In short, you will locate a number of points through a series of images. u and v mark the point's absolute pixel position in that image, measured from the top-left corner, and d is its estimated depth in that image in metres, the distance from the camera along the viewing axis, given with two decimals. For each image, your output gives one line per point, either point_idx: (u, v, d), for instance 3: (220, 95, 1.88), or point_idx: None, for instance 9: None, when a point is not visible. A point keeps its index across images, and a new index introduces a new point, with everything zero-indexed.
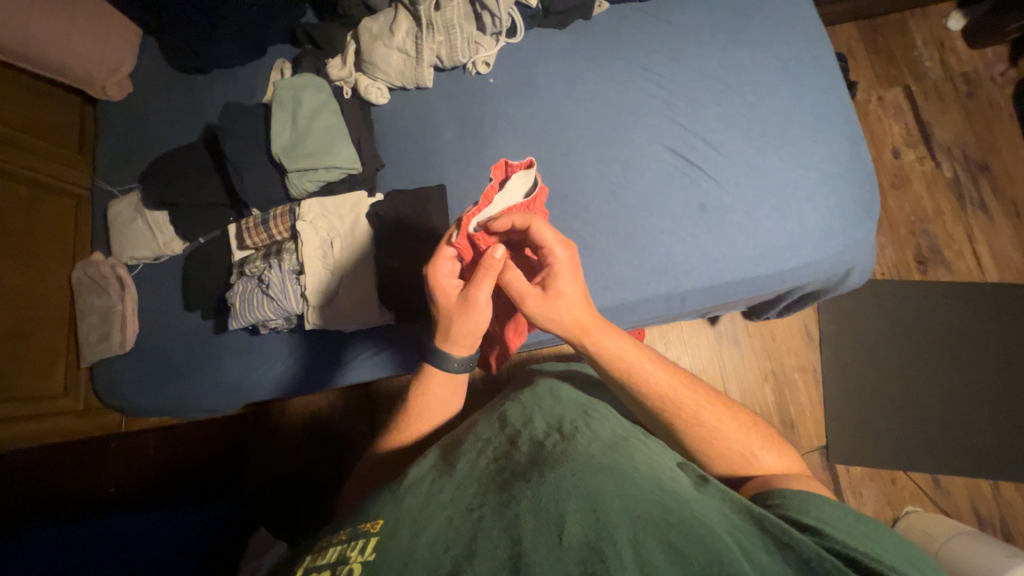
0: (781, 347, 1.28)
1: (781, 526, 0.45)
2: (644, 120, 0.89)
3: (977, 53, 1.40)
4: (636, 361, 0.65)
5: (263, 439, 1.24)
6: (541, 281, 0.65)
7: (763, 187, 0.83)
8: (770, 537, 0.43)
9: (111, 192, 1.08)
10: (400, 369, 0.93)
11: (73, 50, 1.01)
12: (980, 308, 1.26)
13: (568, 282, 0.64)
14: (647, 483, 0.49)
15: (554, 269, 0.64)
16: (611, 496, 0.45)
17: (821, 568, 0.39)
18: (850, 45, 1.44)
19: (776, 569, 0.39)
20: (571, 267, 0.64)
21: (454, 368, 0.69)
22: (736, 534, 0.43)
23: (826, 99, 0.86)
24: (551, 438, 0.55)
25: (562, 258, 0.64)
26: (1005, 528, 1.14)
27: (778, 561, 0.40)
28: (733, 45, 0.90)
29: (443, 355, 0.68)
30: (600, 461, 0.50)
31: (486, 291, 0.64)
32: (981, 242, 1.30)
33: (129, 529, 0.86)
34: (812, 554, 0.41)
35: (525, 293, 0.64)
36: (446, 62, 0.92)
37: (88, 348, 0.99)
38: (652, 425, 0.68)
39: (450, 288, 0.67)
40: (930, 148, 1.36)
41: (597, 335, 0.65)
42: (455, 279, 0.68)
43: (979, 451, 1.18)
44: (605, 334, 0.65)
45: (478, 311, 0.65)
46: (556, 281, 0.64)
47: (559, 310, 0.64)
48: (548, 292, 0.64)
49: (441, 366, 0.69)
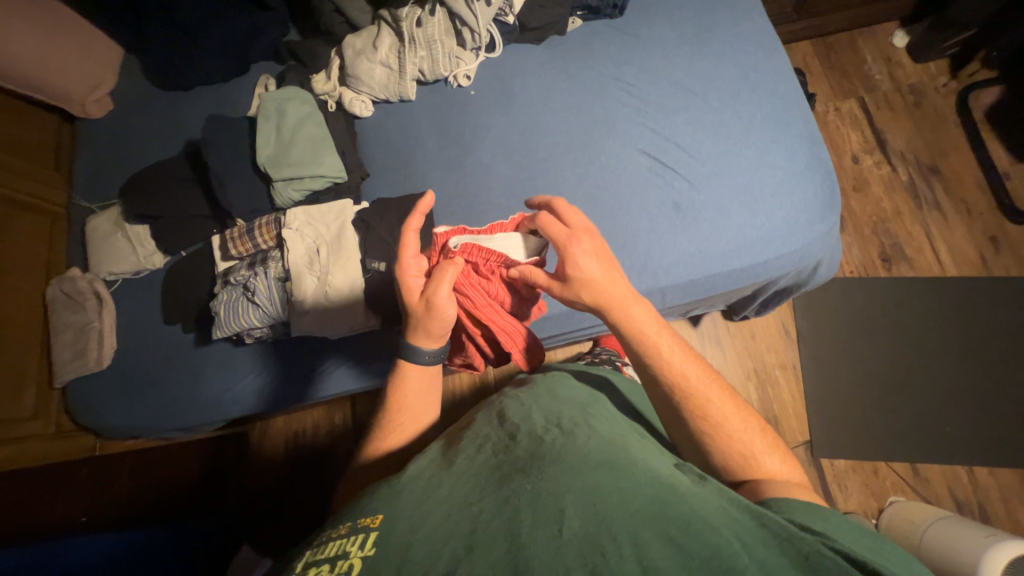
0: (760, 345, 1.32)
1: (783, 523, 0.44)
2: (619, 127, 0.93)
3: (921, 66, 1.52)
4: (670, 348, 0.63)
5: (242, 459, 1.22)
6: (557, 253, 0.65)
7: (732, 186, 0.87)
8: (770, 530, 0.44)
9: (89, 208, 1.07)
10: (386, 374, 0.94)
11: (53, 68, 1.01)
12: (944, 301, 1.33)
13: (583, 265, 0.62)
14: (647, 477, 0.49)
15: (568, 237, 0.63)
16: (610, 491, 0.46)
17: (821, 564, 0.39)
18: (807, 61, 1.55)
19: (774, 561, 0.41)
20: (587, 236, 0.64)
21: (426, 360, 0.71)
22: (735, 526, 0.44)
23: (786, 104, 0.92)
24: (551, 434, 0.55)
25: (575, 228, 0.64)
26: (982, 512, 1.18)
27: (776, 554, 0.41)
28: (698, 58, 0.96)
29: (414, 348, 0.70)
30: (599, 456, 0.50)
31: (445, 290, 0.65)
32: (938, 239, 1.38)
33: (100, 550, 0.82)
34: (812, 550, 0.41)
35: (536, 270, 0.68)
36: (428, 76, 0.97)
37: (62, 366, 0.96)
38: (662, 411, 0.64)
39: (415, 287, 0.68)
40: (886, 153, 1.45)
41: (625, 312, 0.63)
42: (421, 278, 0.69)
43: (953, 438, 1.23)
44: (641, 311, 0.64)
45: (440, 307, 0.66)
46: (567, 268, 0.62)
47: (579, 292, 0.63)
48: (565, 280, 0.63)
49: (412, 359, 0.70)
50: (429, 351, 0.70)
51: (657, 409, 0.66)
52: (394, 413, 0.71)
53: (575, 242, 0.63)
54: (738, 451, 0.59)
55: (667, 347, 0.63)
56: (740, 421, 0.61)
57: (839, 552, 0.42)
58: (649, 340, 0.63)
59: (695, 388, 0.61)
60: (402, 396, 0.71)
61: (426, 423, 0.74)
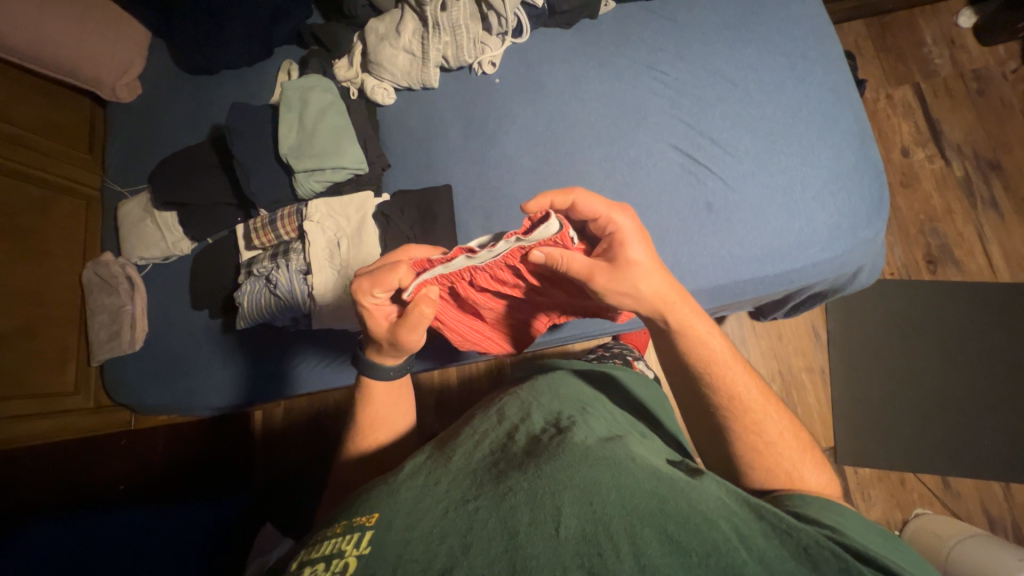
0: (788, 347, 1.27)
1: (780, 514, 0.44)
2: (649, 119, 0.88)
3: (988, 49, 1.38)
4: (720, 349, 0.62)
5: (267, 440, 1.25)
6: (607, 251, 0.63)
7: (770, 185, 0.82)
8: (768, 523, 0.43)
9: (121, 192, 1.10)
10: None
11: (85, 53, 1.02)
12: (991, 308, 1.25)
13: (633, 257, 0.61)
14: (645, 472, 0.47)
15: (620, 237, 0.62)
16: (608, 486, 0.45)
17: (820, 557, 0.40)
18: (858, 43, 1.43)
19: (774, 558, 0.41)
20: (635, 233, 0.62)
21: (390, 376, 0.72)
22: (733, 519, 0.43)
23: (834, 96, 0.85)
24: (548, 431, 0.54)
25: (624, 225, 0.62)
26: (1015, 530, 1.13)
27: (775, 546, 0.42)
28: (740, 44, 0.89)
29: (377, 365, 0.71)
30: (597, 451, 0.49)
31: (413, 335, 0.65)
32: (991, 240, 1.28)
33: (129, 523, 0.86)
34: (810, 540, 0.41)
35: (595, 268, 0.61)
36: (452, 63, 0.93)
37: (98, 346, 1.00)
38: (698, 425, 0.64)
39: (378, 314, 0.66)
40: (940, 146, 1.34)
41: (678, 310, 0.63)
42: (384, 306, 0.66)
43: (990, 452, 1.17)
44: (690, 313, 0.63)
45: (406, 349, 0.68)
46: (621, 250, 0.61)
47: (637, 280, 0.61)
48: (616, 262, 0.61)
49: (378, 375, 0.72)
50: (393, 366, 0.72)
51: (693, 423, 0.65)
52: (377, 409, 0.73)
53: (627, 215, 0.63)
54: (779, 467, 0.58)
55: (716, 348, 0.62)
56: (796, 441, 0.59)
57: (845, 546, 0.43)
58: (698, 345, 0.62)
59: (748, 407, 0.60)
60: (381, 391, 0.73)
61: (407, 422, 0.75)
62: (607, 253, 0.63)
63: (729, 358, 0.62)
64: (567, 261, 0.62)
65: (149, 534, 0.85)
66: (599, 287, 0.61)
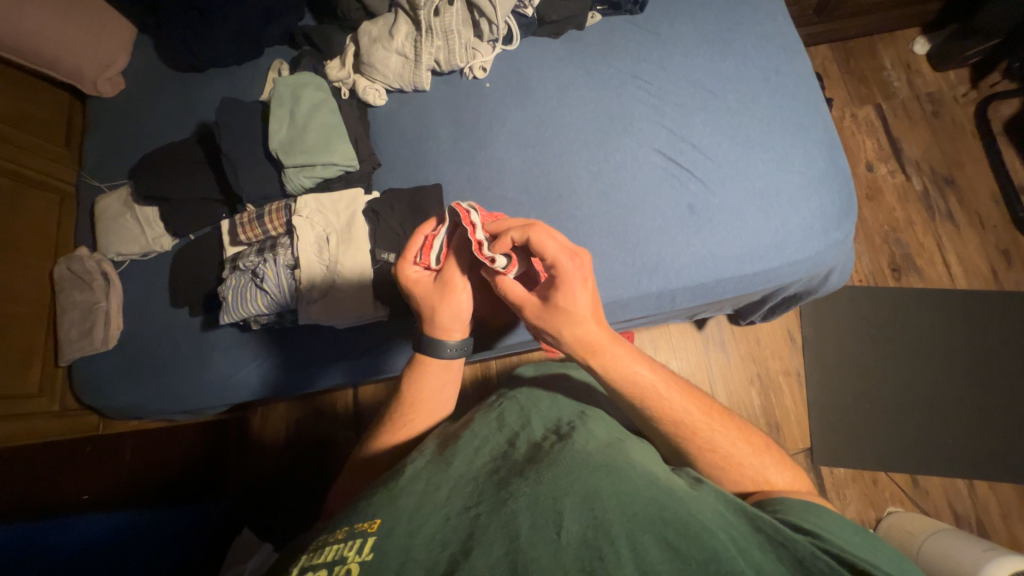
0: (765, 350, 1.31)
1: (776, 526, 0.46)
2: (635, 125, 0.92)
3: (941, 74, 1.49)
4: (651, 384, 0.63)
5: (244, 446, 1.20)
6: (546, 290, 0.63)
7: (748, 190, 0.87)
8: (765, 535, 0.45)
9: (99, 187, 1.07)
10: (378, 369, 0.95)
11: (66, 45, 1.01)
12: (951, 314, 1.32)
13: (560, 305, 0.61)
14: (645, 481, 0.49)
15: (557, 282, 0.61)
16: (608, 494, 0.46)
17: (815, 567, 0.41)
18: (825, 65, 1.53)
19: (770, 566, 0.42)
20: (578, 282, 0.60)
21: (449, 354, 0.70)
22: (732, 531, 0.45)
23: (805, 108, 0.91)
24: (549, 439, 0.55)
25: (569, 271, 0.60)
26: (980, 526, 1.18)
27: (773, 559, 0.43)
28: (718, 57, 0.95)
29: (437, 342, 0.69)
30: (598, 459, 0.51)
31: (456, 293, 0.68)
32: (949, 251, 1.37)
33: (96, 528, 0.82)
34: (807, 553, 0.43)
35: (523, 300, 0.64)
36: (444, 67, 0.95)
37: (69, 345, 0.96)
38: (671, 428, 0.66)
39: (421, 284, 0.68)
40: (901, 161, 1.44)
41: (608, 354, 0.62)
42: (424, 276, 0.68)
43: (955, 451, 1.22)
44: (619, 357, 0.63)
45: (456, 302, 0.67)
46: (558, 294, 0.61)
47: (567, 324, 0.61)
48: (548, 303, 0.62)
49: (436, 353, 0.69)
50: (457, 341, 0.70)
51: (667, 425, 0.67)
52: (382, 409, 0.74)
53: (571, 263, 0.60)
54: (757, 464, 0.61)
55: (647, 382, 0.63)
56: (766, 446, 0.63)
57: (833, 555, 0.45)
58: (628, 383, 0.63)
59: (710, 419, 0.64)
60: (423, 385, 0.71)
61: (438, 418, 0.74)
62: (542, 291, 0.63)
63: (660, 388, 0.64)
64: (507, 289, 0.66)
65: (121, 538, 0.81)
66: (527, 319, 0.65)
